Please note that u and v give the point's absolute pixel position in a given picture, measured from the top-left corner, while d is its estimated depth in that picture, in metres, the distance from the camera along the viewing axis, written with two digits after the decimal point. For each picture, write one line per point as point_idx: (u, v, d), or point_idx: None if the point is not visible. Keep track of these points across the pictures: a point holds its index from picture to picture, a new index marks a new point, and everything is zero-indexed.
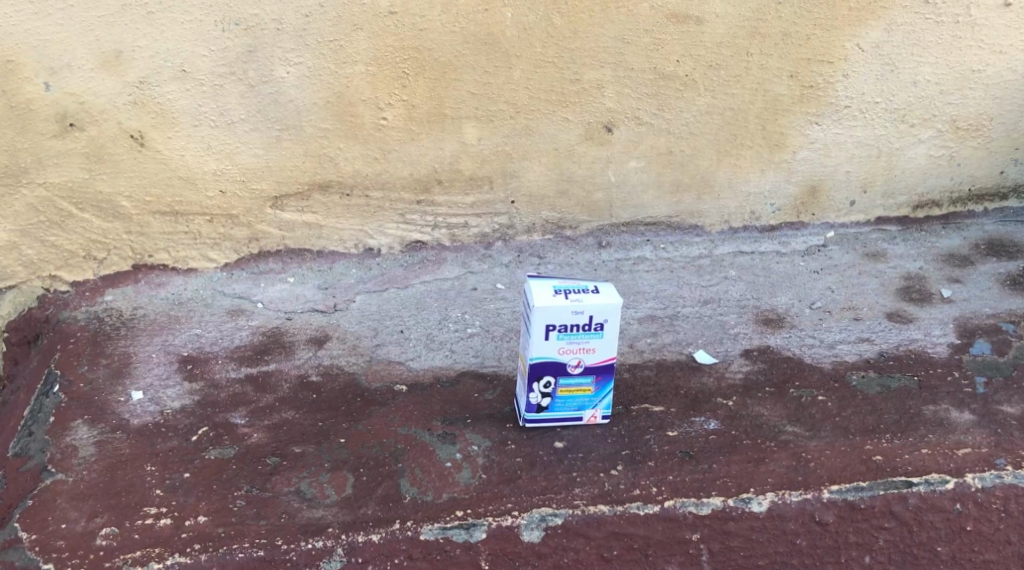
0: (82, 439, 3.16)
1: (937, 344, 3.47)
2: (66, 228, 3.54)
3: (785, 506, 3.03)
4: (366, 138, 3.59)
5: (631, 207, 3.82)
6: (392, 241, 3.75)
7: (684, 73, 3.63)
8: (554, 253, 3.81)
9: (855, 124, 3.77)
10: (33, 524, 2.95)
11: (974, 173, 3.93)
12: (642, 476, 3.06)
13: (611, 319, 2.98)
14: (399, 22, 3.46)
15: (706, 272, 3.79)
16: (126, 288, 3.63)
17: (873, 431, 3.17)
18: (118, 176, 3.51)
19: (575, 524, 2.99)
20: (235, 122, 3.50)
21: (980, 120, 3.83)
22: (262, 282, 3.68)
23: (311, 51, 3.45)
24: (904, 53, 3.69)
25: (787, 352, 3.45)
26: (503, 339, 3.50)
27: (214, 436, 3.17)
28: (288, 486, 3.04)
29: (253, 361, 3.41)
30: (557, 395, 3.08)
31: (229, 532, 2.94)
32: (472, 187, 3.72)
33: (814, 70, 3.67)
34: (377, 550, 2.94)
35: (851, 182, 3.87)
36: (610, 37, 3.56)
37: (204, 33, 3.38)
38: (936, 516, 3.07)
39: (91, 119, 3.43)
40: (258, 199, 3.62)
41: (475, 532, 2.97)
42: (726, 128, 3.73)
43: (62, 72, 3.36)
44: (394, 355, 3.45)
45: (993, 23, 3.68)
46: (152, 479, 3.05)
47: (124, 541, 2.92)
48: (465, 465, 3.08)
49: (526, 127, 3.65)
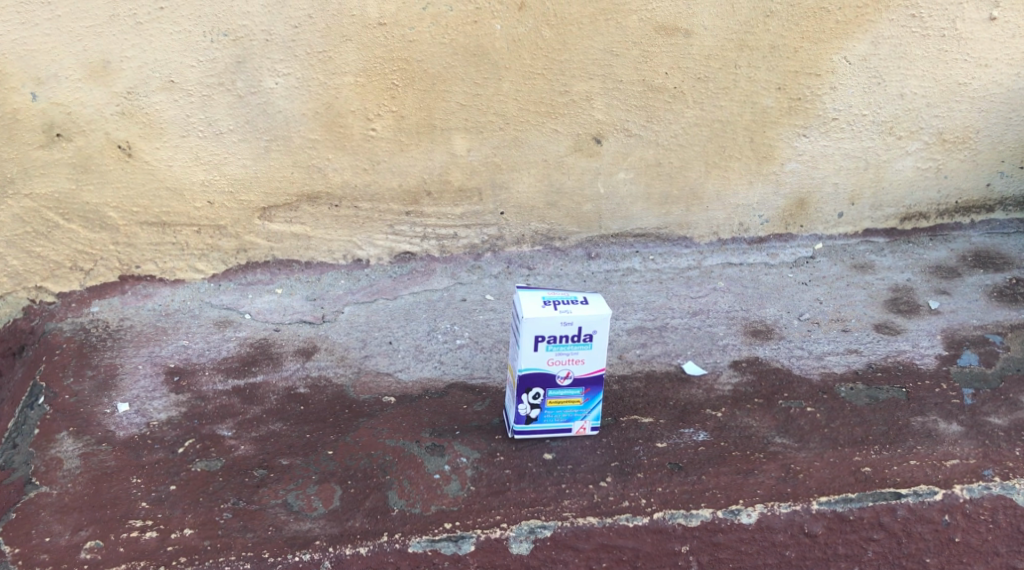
0: (66, 451, 3.14)
1: (925, 356, 3.48)
2: (52, 239, 3.52)
3: (773, 518, 3.02)
4: (354, 149, 3.59)
5: (620, 218, 3.82)
6: (381, 252, 3.75)
7: (672, 86, 3.64)
8: (542, 264, 3.81)
9: (842, 137, 3.78)
10: (16, 537, 2.93)
11: (961, 186, 3.94)
12: (631, 487, 3.05)
13: (600, 331, 2.97)
14: (388, 33, 3.45)
15: (694, 283, 3.79)
16: (113, 300, 3.61)
17: (861, 443, 3.18)
18: (106, 186, 3.50)
19: (564, 537, 2.98)
20: (223, 133, 3.50)
21: (966, 133, 3.85)
22: (250, 293, 3.67)
23: (300, 62, 3.45)
24: (891, 67, 3.70)
25: (776, 364, 3.45)
26: (491, 350, 3.49)
27: (200, 448, 3.16)
28: (275, 498, 3.02)
29: (241, 373, 3.40)
30: (546, 407, 3.07)
31: (214, 545, 2.92)
32: (462, 200, 3.72)
33: (802, 82, 3.68)
34: (364, 563, 2.92)
35: (840, 194, 3.88)
36: (598, 49, 3.56)
37: (192, 43, 3.38)
38: (925, 528, 3.06)
39: (78, 129, 3.42)
40: (246, 209, 3.61)
41: (463, 545, 2.96)
42: (715, 140, 3.74)
43: (48, 82, 3.35)
44: (383, 366, 3.44)
45: (979, 37, 3.70)
46: (137, 492, 3.04)
47: (108, 555, 2.90)
48: (453, 478, 3.08)
49: (515, 139, 3.65)
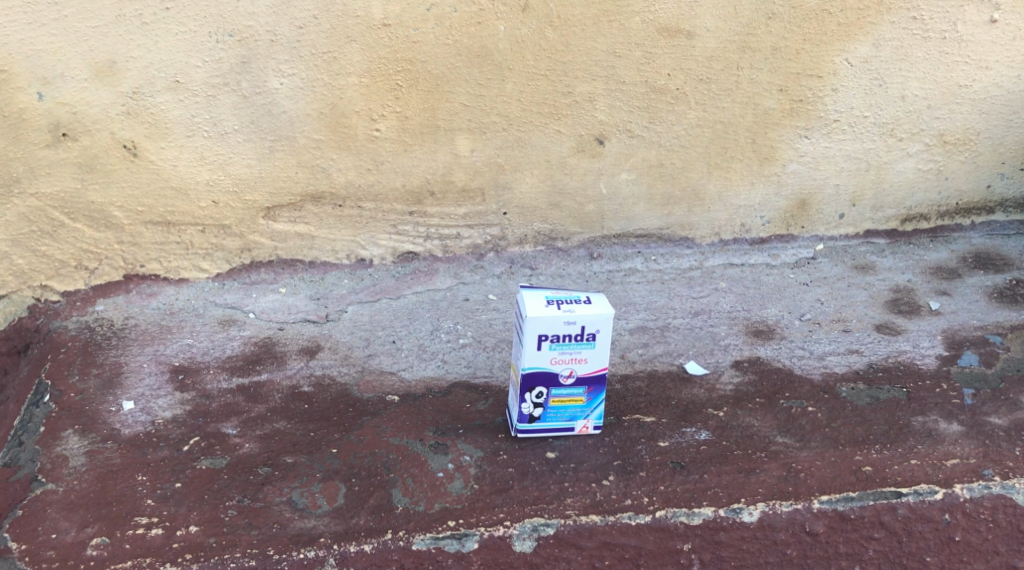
0: (72, 449, 3.16)
1: (926, 356, 3.50)
2: (57, 238, 3.54)
3: (775, 516, 3.04)
4: (358, 149, 3.61)
5: (622, 219, 3.84)
6: (384, 252, 3.77)
7: (674, 87, 3.66)
8: (545, 264, 3.84)
9: (844, 138, 3.81)
10: (22, 534, 2.95)
11: (961, 187, 3.96)
12: (633, 486, 3.07)
13: (603, 330, 2.99)
14: (392, 34, 3.47)
15: (696, 283, 3.81)
16: (117, 298, 3.63)
17: (862, 442, 3.20)
18: (111, 186, 3.52)
19: (567, 535, 3.00)
20: (227, 133, 3.52)
21: (967, 134, 3.87)
22: (254, 293, 3.69)
23: (305, 62, 3.47)
24: (892, 68, 3.73)
25: (777, 364, 3.48)
26: (494, 349, 3.51)
27: (205, 446, 3.18)
28: (280, 496, 3.04)
29: (245, 371, 3.42)
30: (549, 405, 3.09)
31: (220, 542, 2.94)
32: (465, 200, 3.74)
33: (803, 84, 3.70)
34: (368, 560, 2.94)
35: (841, 196, 3.90)
36: (601, 51, 3.58)
37: (197, 44, 3.40)
38: (925, 526, 3.08)
39: (84, 129, 3.44)
40: (250, 209, 3.63)
41: (467, 542, 2.98)
42: (717, 141, 3.76)
43: (55, 82, 3.37)
44: (386, 365, 3.46)
45: (979, 39, 3.72)
46: (143, 489, 3.06)
47: (114, 552, 2.92)
48: (456, 475, 3.10)
49: (518, 140, 3.67)
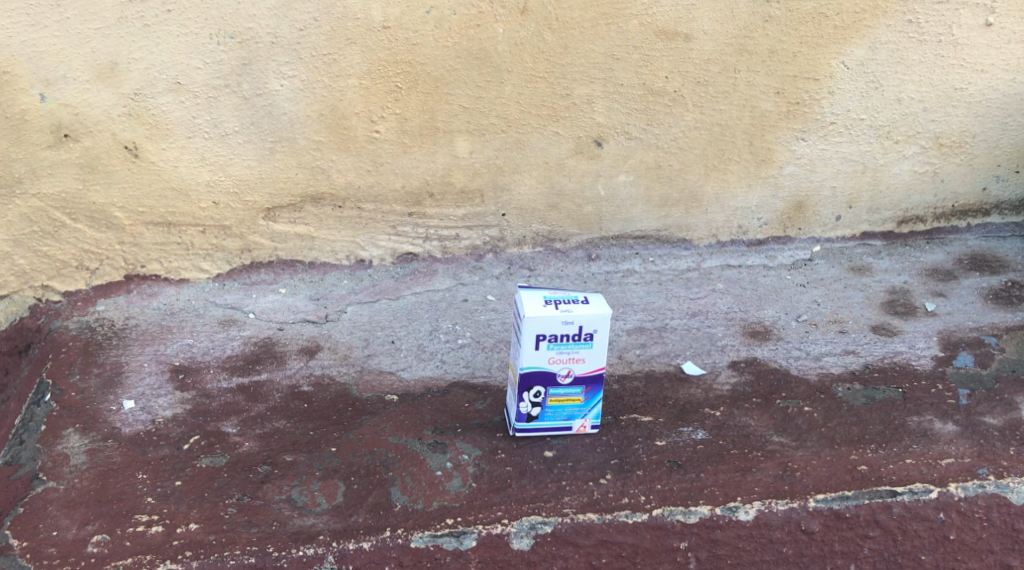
0: (73, 447, 3.18)
1: (921, 357, 3.52)
2: (58, 239, 3.57)
3: (771, 514, 3.06)
4: (358, 150, 3.63)
5: (620, 220, 3.86)
6: (384, 253, 3.79)
7: (672, 89, 3.69)
8: (544, 265, 3.86)
9: (840, 141, 3.83)
10: (23, 531, 2.97)
11: (957, 190, 3.99)
12: (630, 484, 3.09)
13: (600, 329, 3.01)
14: (392, 37, 3.50)
15: (693, 284, 3.84)
16: (118, 298, 3.66)
17: (858, 442, 3.22)
18: (112, 187, 3.54)
19: (564, 532, 3.02)
20: (228, 134, 3.54)
21: (962, 137, 3.89)
22: (254, 293, 3.71)
23: (305, 64, 3.49)
24: (889, 71, 3.75)
25: (774, 364, 3.50)
26: (493, 349, 3.54)
27: (205, 444, 3.20)
28: (279, 494, 3.06)
29: (245, 371, 3.44)
30: (547, 405, 3.11)
31: (219, 540, 2.96)
32: (464, 201, 3.76)
33: (800, 87, 3.73)
34: (367, 558, 2.96)
35: (838, 198, 3.92)
36: (599, 54, 3.61)
37: (199, 45, 3.42)
38: (920, 525, 3.10)
39: (85, 130, 3.46)
40: (250, 210, 3.65)
41: (465, 540, 3.00)
42: (714, 143, 3.78)
43: (57, 83, 3.39)
44: (385, 365, 3.48)
45: (975, 42, 3.75)
46: (143, 487, 3.08)
47: (115, 549, 2.93)
48: (455, 474, 3.12)
49: (517, 141, 3.69)
